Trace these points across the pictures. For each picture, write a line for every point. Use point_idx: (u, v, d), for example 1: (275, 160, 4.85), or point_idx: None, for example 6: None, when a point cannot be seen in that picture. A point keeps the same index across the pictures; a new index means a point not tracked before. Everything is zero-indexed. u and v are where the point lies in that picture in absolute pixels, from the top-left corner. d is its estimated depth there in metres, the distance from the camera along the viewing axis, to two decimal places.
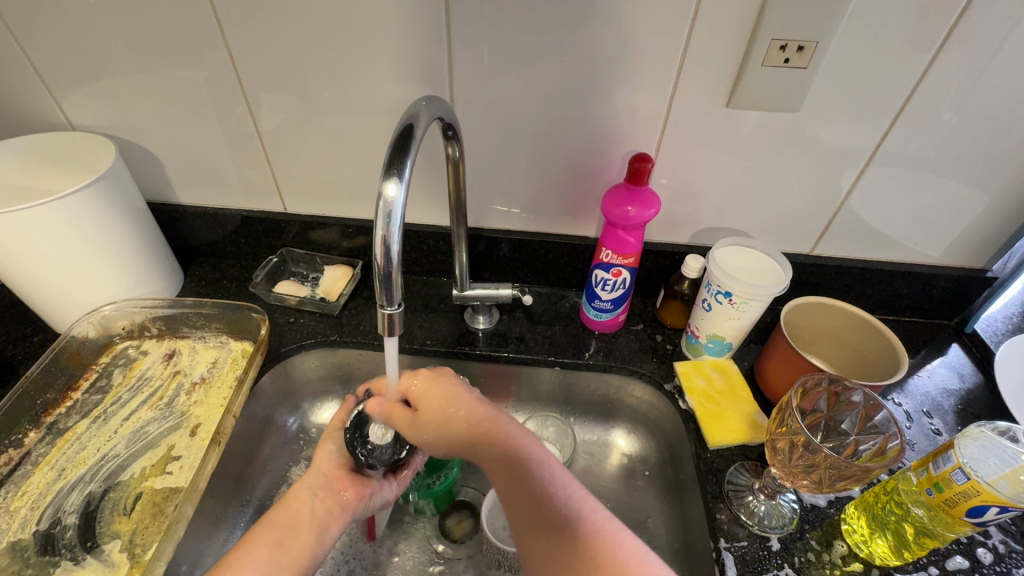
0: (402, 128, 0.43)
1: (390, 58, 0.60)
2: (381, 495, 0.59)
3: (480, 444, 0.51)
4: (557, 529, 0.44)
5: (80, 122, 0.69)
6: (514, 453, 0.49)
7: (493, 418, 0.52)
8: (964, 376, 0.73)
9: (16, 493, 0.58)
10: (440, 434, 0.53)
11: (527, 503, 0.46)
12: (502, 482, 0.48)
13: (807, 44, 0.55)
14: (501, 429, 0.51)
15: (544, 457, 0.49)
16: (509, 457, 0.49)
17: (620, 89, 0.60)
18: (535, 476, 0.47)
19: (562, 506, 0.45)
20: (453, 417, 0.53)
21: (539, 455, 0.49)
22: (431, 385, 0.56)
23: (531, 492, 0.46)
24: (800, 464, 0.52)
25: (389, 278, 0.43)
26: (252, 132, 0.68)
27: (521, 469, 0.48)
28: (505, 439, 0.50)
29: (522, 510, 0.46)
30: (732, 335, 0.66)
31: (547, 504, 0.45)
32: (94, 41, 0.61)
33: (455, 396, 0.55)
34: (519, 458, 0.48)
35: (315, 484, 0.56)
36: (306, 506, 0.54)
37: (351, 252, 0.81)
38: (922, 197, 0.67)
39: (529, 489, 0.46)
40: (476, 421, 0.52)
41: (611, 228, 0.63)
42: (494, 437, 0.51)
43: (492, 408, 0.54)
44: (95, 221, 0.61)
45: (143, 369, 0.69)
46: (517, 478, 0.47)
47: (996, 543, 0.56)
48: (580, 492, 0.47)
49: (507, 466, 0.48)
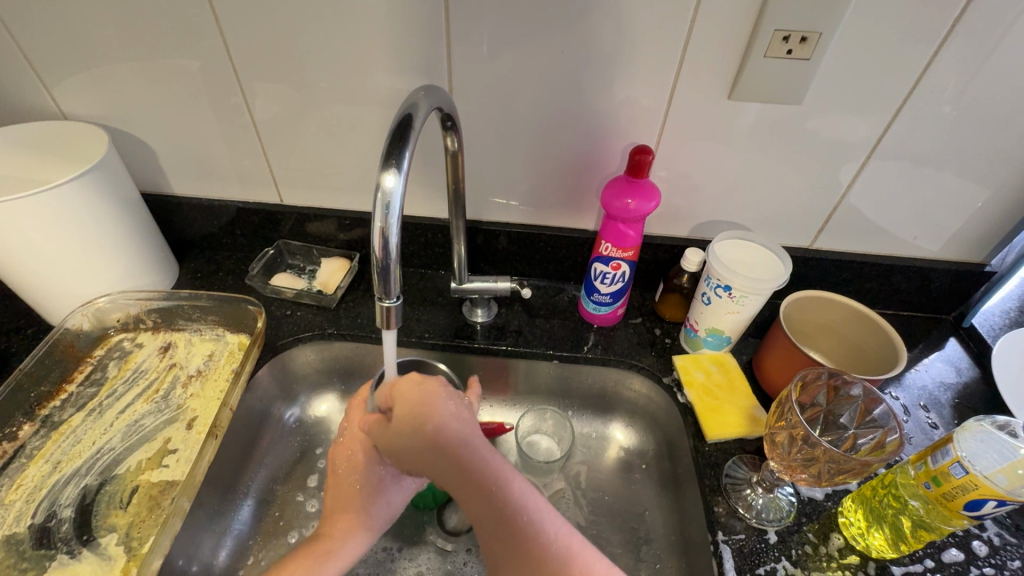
0: (401, 118, 0.42)
1: (388, 49, 0.60)
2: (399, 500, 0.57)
3: (446, 467, 0.47)
4: (531, 552, 0.43)
5: (73, 111, 0.68)
6: (483, 479, 0.46)
7: (466, 436, 0.48)
8: (961, 370, 0.73)
9: (11, 486, 0.57)
10: (407, 450, 0.50)
11: (492, 525, 0.45)
12: (468, 501, 0.46)
13: (811, 35, 0.54)
14: (471, 454, 0.47)
15: (523, 490, 0.46)
16: (484, 492, 0.45)
17: (621, 80, 0.60)
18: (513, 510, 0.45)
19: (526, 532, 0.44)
20: (421, 429, 0.49)
21: (514, 481, 0.46)
22: (410, 387, 0.52)
23: (509, 532, 0.44)
24: (799, 458, 0.52)
25: (387, 271, 0.42)
26: (247, 123, 0.67)
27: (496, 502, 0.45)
28: (467, 461, 0.47)
29: (486, 531, 0.45)
30: (731, 328, 0.66)
31: (508, 521, 0.44)
32: (86, 30, 0.60)
33: (434, 401, 0.50)
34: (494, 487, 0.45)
35: (356, 509, 0.54)
36: (353, 538, 0.53)
37: (349, 244, 0.80)
38: (922, 190, 0.66)
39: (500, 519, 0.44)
40: (446, 437, 0.48)
41: (611, 220, 0.63)
42: (461, 459, 0.47)
43: (468, 427, 0.49)
44: (87, 212, 0.60)
45: (138, 361, 0.69)
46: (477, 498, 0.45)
47: (991, 536, 0.56)
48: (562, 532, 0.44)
49: (477, 496, 0.45)
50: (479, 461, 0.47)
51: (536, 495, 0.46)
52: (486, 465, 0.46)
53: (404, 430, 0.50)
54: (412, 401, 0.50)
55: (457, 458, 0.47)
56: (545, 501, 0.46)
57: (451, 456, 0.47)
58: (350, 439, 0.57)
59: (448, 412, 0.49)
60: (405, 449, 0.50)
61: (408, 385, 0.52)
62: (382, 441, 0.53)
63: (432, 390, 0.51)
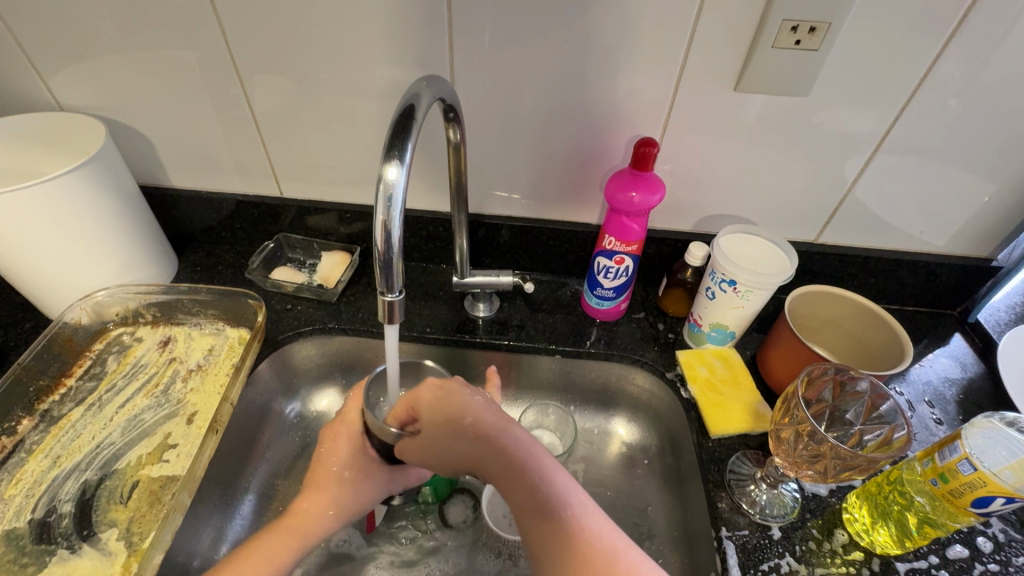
0: (403, 109, 0.42)
1: (389, 40, 0.59)
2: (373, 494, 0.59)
3: (489, 457, 0.48)
4: (577, 546, 0.43)
5: (70, 103, 0.67)
6: (527, 470, 0.46)
7: (505, 427, 0.49)
8: (965, 365, 0.72)
9: (11, 481, 0.57)
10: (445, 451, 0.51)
11: (537, 516, 0.44)
12: (512, 496, 0.46)
13: (819, 25, 0.53)
14: (514, 446, 0.48)
15: (567, 483, 0.46)
16: (530, 482, 0.46)
17: (625, 72, 0.59)
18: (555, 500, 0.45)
19: (575, 523, 0.44)
20: (458, 427, 0.50)
21: (558, 475, 0.47)
22: (436, 393, 0.52)
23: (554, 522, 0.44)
24: (804, 454, 0.52)
25: (389, 264, 0.42)
26: (246, 115, 0.67)
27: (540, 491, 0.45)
28: (511, 451, 0.47)
29: (532, 521, 0.45)
30: (736, 323, 0.66)
31: (552, 513, 0.44)
32: (82, 20, 0.59)
33: (467, 401, 0.51)
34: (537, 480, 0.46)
35: (329, 493, 0.57)
36: (320, 518, 0.55)
37: (350, 238, 0.79)
38: (929, 184, 0.66)
39: (542, 510, 0.44)
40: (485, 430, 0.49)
41: (615, 214, 0.62)
42: (505, 454, 0.47)
43: (504, 419, 0.50)
44: (85, 204, 0.60)
45: (137, 356, 0.68)
46: (523, 488, 0.46)
47: (996, 532, 0.56)
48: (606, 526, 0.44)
49: (520, 487, 0.46)
50: (523, 454, 0.47)
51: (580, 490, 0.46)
52: (532, 458, 0.47)
53: (438, 428, 0.51)
54: (443, 400, 0.51)
55: (495, 449, 0.48)
56: (589, 496, 0.47)
57: (492, 447, 0.48)
58: (339, 424, 0.60)
59: (483, 408, 0.50)
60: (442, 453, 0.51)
61: (430, 392, 0.52)
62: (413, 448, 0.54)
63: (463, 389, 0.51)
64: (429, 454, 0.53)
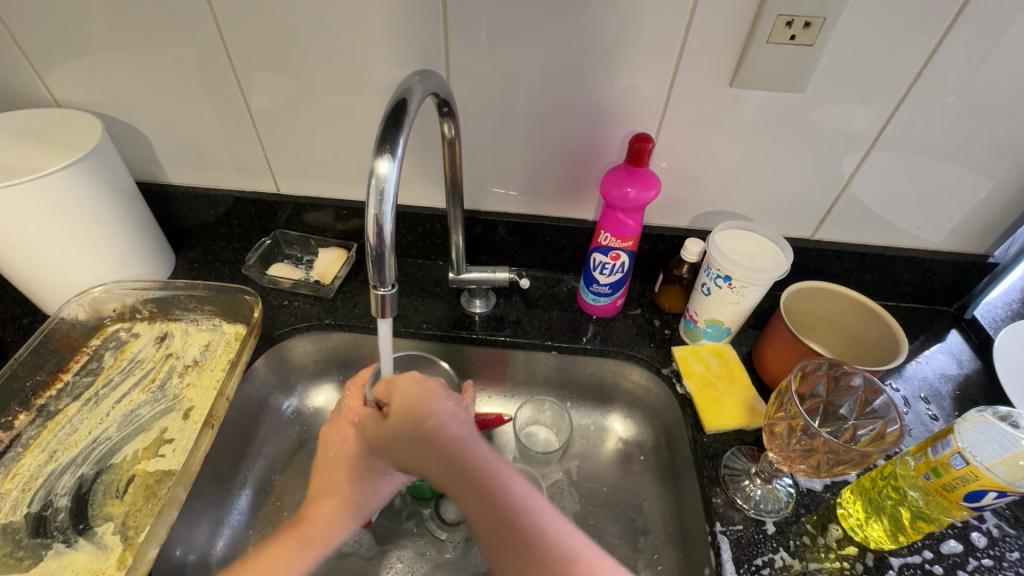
0: (396, 103, 0.42)
1: (385, 36, 0.59)
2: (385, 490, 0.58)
3: (445, 464, 0.50)
4: (527, 545, 0.44)
5: (67, 100, 0.67)
6: (481, 473, 0.49)
7: (465, 436, 0.52)
8: (962, 361, 0.72)
9: (7, 476, 0.57)
10: (403, 449, 0.53)
11: (487, 521, 0.46)
12: (465, 499, 0.48)
13: (814, 20, 0.53)
14: (472, 450, 0.50)
15: (522, 489, 0.48)
16: (484, 485, 0.48)
17: (620, 68, 0.59)
18: (506, 502, 0.47)
19: (529, 525, 0.45)
20: (418, 427, 0.52)
21: (514, 481, 0.49)
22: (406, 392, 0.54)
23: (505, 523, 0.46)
24: (798, 449, 0.52)
25: (382, 259, 0.42)
26: (243, 111, 0.67)
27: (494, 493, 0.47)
28: (467, 457, 0.50)
29: (482, 525, 0.46)
30: (732, 319, 0.66)
31: (506, 518, 0.46)
32: (78, 16, 0.60)
33: (431, 403, 0.53)
34: (488, 481, 0.48)
35: (337, 496, 0.55)
36: (330, 523, 0.54)
37: (347, 234, 0.80)
38: (925, 181, 0.66)
39: (494, 510, 0.46)
40: (444, 436, 0.51)
41: (610, 210, 0.62)
42: (461, 458, 0.50)
43: (466, 428, 0.53)
44: (83, 199, 0.60)
45: (134, 351, 0.68)
46: (475, 494, 0.47)
47: (990, 527, 0.56)
48: (563, 526, 0.46)
49: (475, 490, 0.48)
50: (478, 459, 0.50)
51: (534, 495, 0.48)
52: (486, 462, 0.49)
53: (400, 425, 0.53)
54: (408, 402, 0.53)
55: (453, 456, 0.50)
56: (544, 502, 0.49)
57: (451, 452, 0.50)
58: (344, 423, 0.58)
59: (445, 415, 0.53)
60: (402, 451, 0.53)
61: (404, 386, 0.54)
62: (376, 442, 0.55)
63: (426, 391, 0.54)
64: (388, 453, 0.55)
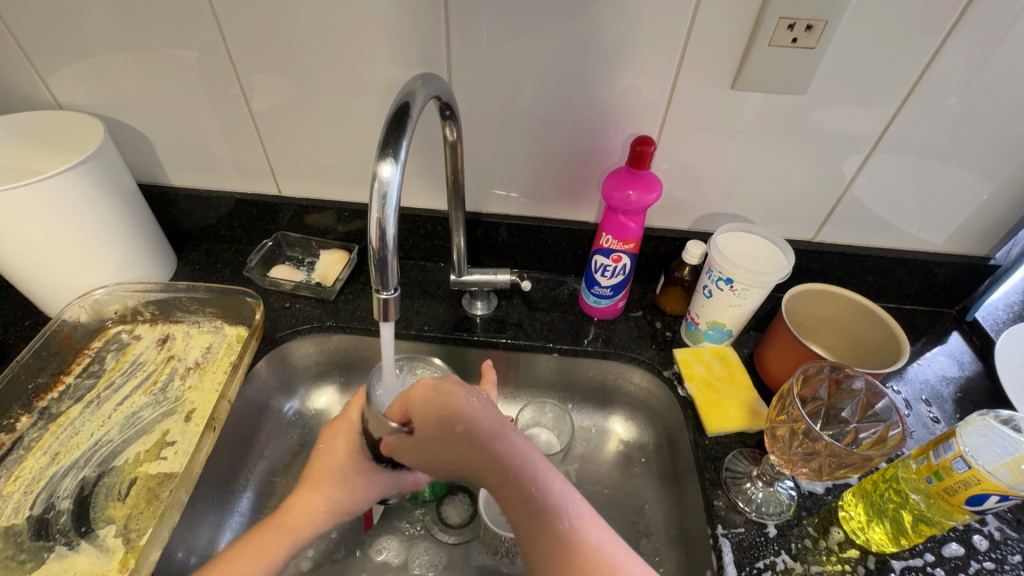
0: (398, 106, 0.42)
1: (386, 39, 0.59)
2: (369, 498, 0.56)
3: (482, 466, 0.45)
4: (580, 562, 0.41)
5: (69, 102, 0.67)
6: (523, 478, 0.43)
7: (501, 437, 0.46)
8: (963, 364, 0.72)
9: (9, 478, 0.57)
10: (435, 450, 0.48)
11: (535, 531, 0.42)
12: (509, 507, 0.43)
13: (816, 23, 0.53)
14: (512, 452, 0.45)
15: (567, 493, 0.44)
16: (527, 493, 0.43)
17: (622, 71, 0.59)
18: (556, 515, 0.42)
19: (577, 539, 0.41)
20: (451, 429, 0.46)
21: (559, 485, 0.44)
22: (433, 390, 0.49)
23: (555, 539, 0.41)
24: (799, 452, 0.52)
25: (384, 262, 0.42)
26: (245, 113, 0.67)
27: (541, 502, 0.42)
28: (507, 459, 0.44)
29: (528, 536, 0.42)
30: (733, 322, 0.66)
31: (554, 529, 0.42)
32: (80, 19, 0.60)
33: (465, 400, 0.47)
34: (535, 489, 0.43)
35: (321, 488, 0.55)
36: (314, 518, 0.54)
37: (348, 236, 0.80)
38: (926, 183, 0.66)
39: (542, 524, 0.42)
40: (478, 435, 0.46)
41: (611, 212, 0.62)
42: (501, 464, 0.44)
43: (499, 426, 0.47)
44: (85, 202, 0.60)
45: (136, 353, 0.68)
46: (519, 501, 0.43)
47: (992, 530, 0.56)
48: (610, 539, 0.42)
49: (520, 500, 0.43)
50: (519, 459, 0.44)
51: (578, 500, 0.44)
52: (528, 464, 0.44)
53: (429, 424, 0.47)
54: (436, 403, 0.48)
55: (491, 461, 0.44)
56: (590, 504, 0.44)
57: (486, 454, 0.45)
58: (340, 426, 0.59)
59: (475, 415, 0.47)
60: (436, 453, 0.48)
61: (426, 390, 0.49)
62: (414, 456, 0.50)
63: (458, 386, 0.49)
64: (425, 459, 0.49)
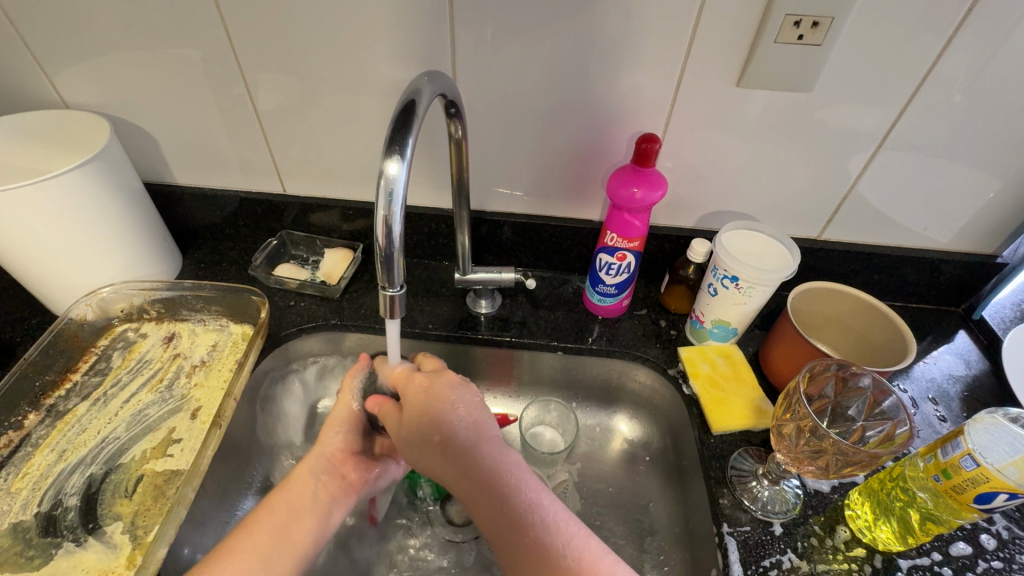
0: (404, 104, 0.42)
1: (391, 37, 0.59)
2: (385, 477, 0.60)
3: (458, 476, 0.49)
4: (542, 559, 0.43)
5: (75, 101, 0.67)
6: (495, 484, 0.47)
7: (476, 444, 0.50)
8: (970, 362, 0.72)
9: (17, 475, 0.58)
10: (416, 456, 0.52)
11: (501, 532, 0.45)
12: (477, 509, 0.47)
13: (821, 20, 0.53)
14: (485, 461, 0.49)
15: (537, 498, 0.47)
16: (496, 498, 0.46)
17: (627, 69, 0.59)
18: (522, 514, 0.46)
19: (543, 537, 0.44)
20: (431, 441, 0.50)
21: (529, 490, 0.47)
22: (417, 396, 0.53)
23: (520, 537, 0.45)
24: (806, 450, 0.52)
25: (390, 260, 0.42)
26: (249, 112, 0.67)
27: (507, 506, 0.46)
28: (481, 467, 0.48)
29: (497, 537, 0.46)
30: (738, 320, 0.66)
31: (519, 529, 0.45)
32: (87, 18, 0.60)
33: (445, 409, 0.51)
34: (501, 492, 0.47)
35: (318, 469, 0.55)
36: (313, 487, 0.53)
37: (353, 235, 0.80)
38: (933, 181, 0.65)
39: (509, 525, 0.45)
40: (455, 445, 0.49)
41: (616, 211, 0.62)
42: (473, 471, 0.48)
43: (476, 434, 0.50)
44: (92, 201, 0.60)
45: (142, 351, 0.69)
46: (493, 510, 0.46)
47: (1000, 529, 0.56)
48: (577, 534, 0.45)
49: (489, 502, 0.47)
50: (491, 469, 0.48)
51: (548, 501, 0.47)
52: (497, 473, 0.48)
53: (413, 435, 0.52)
54: (420, 404, 0.52)
55: (466, 465, 0.48)
56: (555, 510, 0.47)
57: (462, 464, 0.49)
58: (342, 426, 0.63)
59: (456, 420, 0.51)
60: (417, 460, 0.52)
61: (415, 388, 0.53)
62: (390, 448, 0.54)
63: (439, 394, 0.53)
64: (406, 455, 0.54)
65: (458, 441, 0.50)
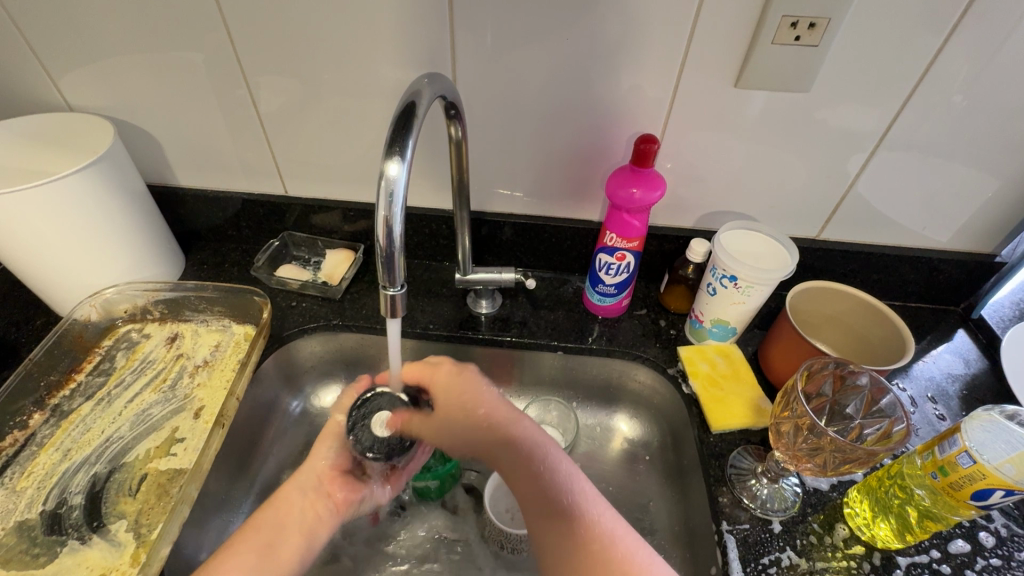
0: (404, 105, 0.42)
1: (392, 40, 0.59)
2: (372, 497, 0.59)
3: (498, 448, 0.52)
4: (573, 523, 0.47)
5: (79, 104, 0.68)
6: (533, 457, 0.51)
7: (516, 422, 0.53)
8: (969, 361, 0.72)
9: (22, 474, 0.58)
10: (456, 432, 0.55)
11: (537, 499, 0.49)
12: (514, 478, 0.50)
13: (819, 21, 0.53)
14: (522, 436, 0.52)
15: (570, 472, 0.51)
16: (533, 468, 0.50)
17: (626, 70, 0.59)
18: (556, 481, 0.49)
19: (576, 505, 0.48)
20: (473, 418, 0.54)
21: (562, 464, 0.51)
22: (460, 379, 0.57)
23: (554, 504, 0.48)
24: (804, 447, 0.52)
25: (391, 259, 0.42)
26: (252, 114, 0.67)
27: (543, 475, 0.49)
28: (518, 441, 0.52)
29: (532, 504, 0.49)
30: (737, 319, 0.66)
31: (554, 497, 0.48)
32: (91, 22, 0.61)
33: (486, 393, 0.55)
34: (538, 462, 0.50)
35: (306, 486, 0.55)
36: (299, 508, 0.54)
37: (354, 236, 0.80)
38: (931, 180, 0.66)
39: (544, 492, 0.49)
40: (496, 422, 0.53)
41: (616, 211, 0.63)
42: (513, 443, 0.52)
43: (515, 414, 0.54)
44: (96, 202, 0.61)
45: (145, 352, 0.69)
46: (529, 478, 0.50)
47: (998, 526, 0.56)
48: (604, 509, 0.49)
49: (526, 470, 0.50)
50: (529, 444, 0.52)
51: (579, 476, 0.51)
52: (535, 447, 0.52)
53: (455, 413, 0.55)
54: (469, 386, 0.56)
55: (506, 439, 0.52)
56: (590, 485, 0.51)
57: (502, 437, 0.52)
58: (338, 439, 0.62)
59: (497, 402, 0.55)
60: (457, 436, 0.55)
61: (464, 371, 0.57)
62: (424, 430, 0.57)
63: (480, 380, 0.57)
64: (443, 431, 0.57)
65: (498, 419, 0.54)
